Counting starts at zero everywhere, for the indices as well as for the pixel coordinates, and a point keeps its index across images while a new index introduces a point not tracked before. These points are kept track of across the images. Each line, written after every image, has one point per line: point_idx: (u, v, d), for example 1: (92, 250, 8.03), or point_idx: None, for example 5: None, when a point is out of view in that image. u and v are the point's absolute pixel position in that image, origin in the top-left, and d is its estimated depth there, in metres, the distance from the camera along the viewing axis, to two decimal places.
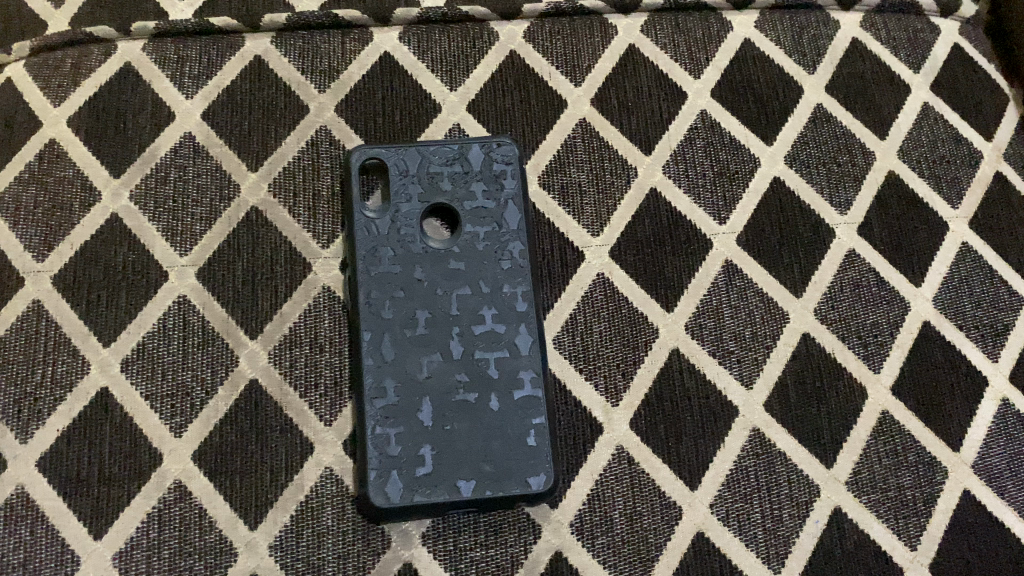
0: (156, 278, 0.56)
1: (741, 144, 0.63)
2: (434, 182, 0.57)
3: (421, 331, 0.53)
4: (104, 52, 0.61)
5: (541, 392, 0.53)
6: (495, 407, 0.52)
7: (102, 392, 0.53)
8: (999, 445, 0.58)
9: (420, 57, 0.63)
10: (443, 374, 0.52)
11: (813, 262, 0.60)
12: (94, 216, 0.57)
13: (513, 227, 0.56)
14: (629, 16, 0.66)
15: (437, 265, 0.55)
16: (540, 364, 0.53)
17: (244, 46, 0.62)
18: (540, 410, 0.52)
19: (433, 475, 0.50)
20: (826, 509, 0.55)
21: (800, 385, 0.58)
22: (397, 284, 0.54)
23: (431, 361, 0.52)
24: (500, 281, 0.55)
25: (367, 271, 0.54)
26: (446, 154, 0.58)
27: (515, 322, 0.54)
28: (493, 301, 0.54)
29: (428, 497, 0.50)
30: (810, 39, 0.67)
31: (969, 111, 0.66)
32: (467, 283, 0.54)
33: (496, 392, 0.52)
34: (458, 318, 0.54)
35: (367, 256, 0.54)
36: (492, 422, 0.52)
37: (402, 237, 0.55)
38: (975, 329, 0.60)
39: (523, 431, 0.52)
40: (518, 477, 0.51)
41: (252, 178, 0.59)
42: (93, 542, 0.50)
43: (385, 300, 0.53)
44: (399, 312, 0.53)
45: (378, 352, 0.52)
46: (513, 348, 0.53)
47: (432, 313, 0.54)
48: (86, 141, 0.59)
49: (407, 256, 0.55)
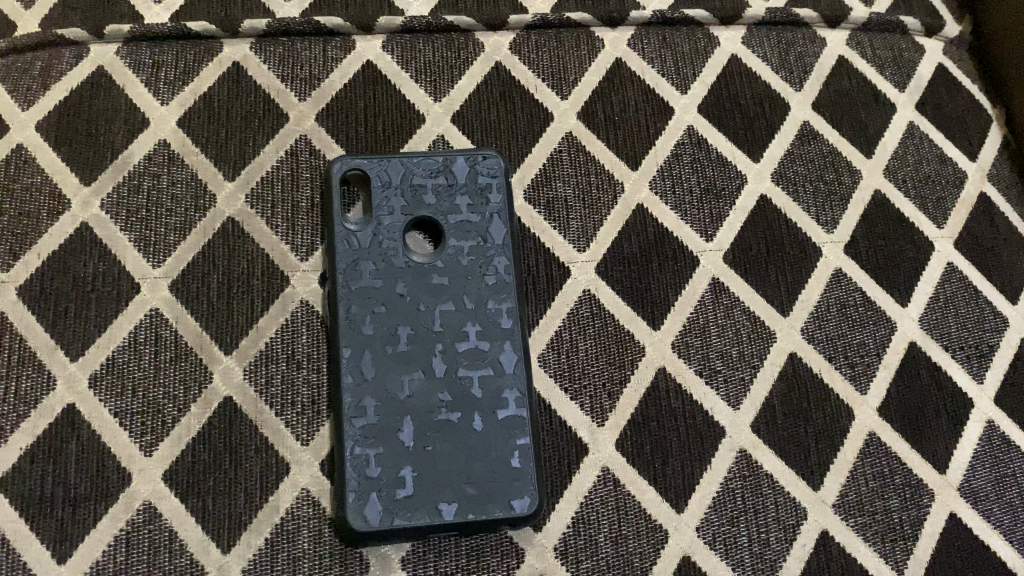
0: (128, 290, 0.54)
1: (728, 161, 0.63)
2: (418, 195, 0.55)
3: (403, 347, 0.51)
4: (76, 55, 0.59)
5: (525, 412, 0.51)
6: (478, 427, 0.51)
7: (68, 409, 0.51)
8: (985, 467, 0.57)
9: (405, 67, 0.62)
10: (425, 393, 0.51)
11: (800, 281, 0.60)
12: (63, 224, 0.55)
13: (498, 242, 0.55)
14: (616, 29, 0.65)
15: (420, 280, 0.53)
16: (525, 383, 0.52)
17: (222, 52, 0.60)
18: (524, 431, 0.51)
19: (413, 497, 0.49)
20: (813, 532, 0.54)
21: (787, 405, 0.57)
22: (378, 299, 0.52)
23: (413, 380, 0.51)
24: (485, 297, 0.53)
25: (347, 285, 0.52)
26: (430, 166, 0.56)
27: (500, 339, 0.53)
28: (478, 317, 0.53)
29: (408, 521, 0.48)
30: (797, 56, 0.66)
31: (953, 131, 0.66)
32: (451, 299, 0.53)
33: (479, 412, 0.51)
34: (441, 335, 0.52)
35: (347, 270, 0.53)
36: (475, 444, 0.50)
37: (384, 251, 0.53)
38: (961, 349, 0.60)
39: (507, 453, 0.50)
40: (501, 500, 0.49)
41: (229, 188, 0.57)
42: (55, 566, 0.48)
43: (366, 316, 0.52)
44: (380, 328, 0.52)
45: (358, 370, 0.51)
46: (497, 366, 0.52)
47: (414, 330, 0.52)
48: (55, 147, 0.57)
49: (388, 270, 0.53)
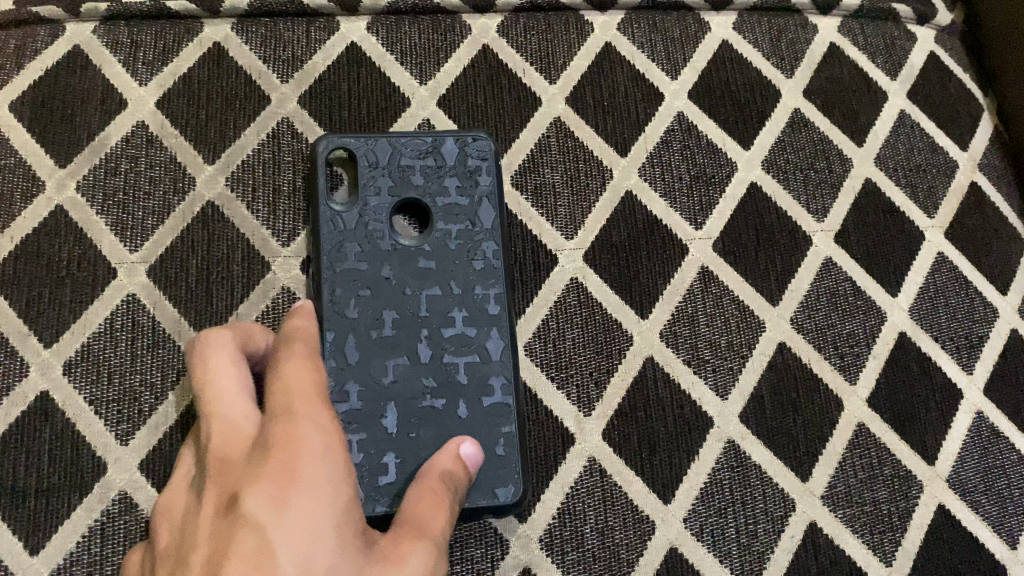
0: (104, 275, 0.52)
1: (718, 148, 0.62)
2: (406, 176, 0.54)
3: (388, 332, 0.50)
4: (51, 34, 0.58)
5: (511, 400, 0.50)
6: (462, 414, 0.50)
7: (42, 397, 0.50)
8: (974, 458, 0.57)
9: (390, 49, 0.60)
10: (410, 378, 0.50)
11: (790, 270, 0.59)
12: (37, 207, 0.53)
13: (487, 226, 0.54)
14: (605, 13, 0.64)
15: (406, 263, 0.52)
16: (512, 371, 0.51)
17: (202, 32, 0.59)
18: (509, 419, 0.50)
19: (395, 484, 0.48)
20: (802, 524, 0.53)
21: (776, 396, 0.56)
22: (364, 281, 0.51)
23: (396, 364, 0.50)
24: (472, 283, 0.52)
25: (331, 268, 0.51)
26: (418, 147, 0.55)
27: (487, 325, 0.52)
28: (464, 303, 0.52)
29: (390, 507, 0.47)
30: (788, 43, 0.66)
31: (945, 120, 0.66)
32: (437, 283, 0.52)
33: (464, 399, 0.50)
34: (427, 319, 0.51)
35: (332, 251, 0.51)
36: (459, 431, 0.49)
37: (370, 233, 0.52)
38: (951, 340, 0.60)
39: (491, 441, 0.49)
40: (484, 489, 0.49)
41: (209, 172, 0.56)
42: (28, 558, 0.47)
43: (350, 299, 0.50)
44: (364, 312, 0.50)
45: (341, 354, 0.49)
46: (484, 353, 0.51)
47: (399, 314, 0.51)
48: (29, 128, 0.55)
49: (374, 253, 0.52)
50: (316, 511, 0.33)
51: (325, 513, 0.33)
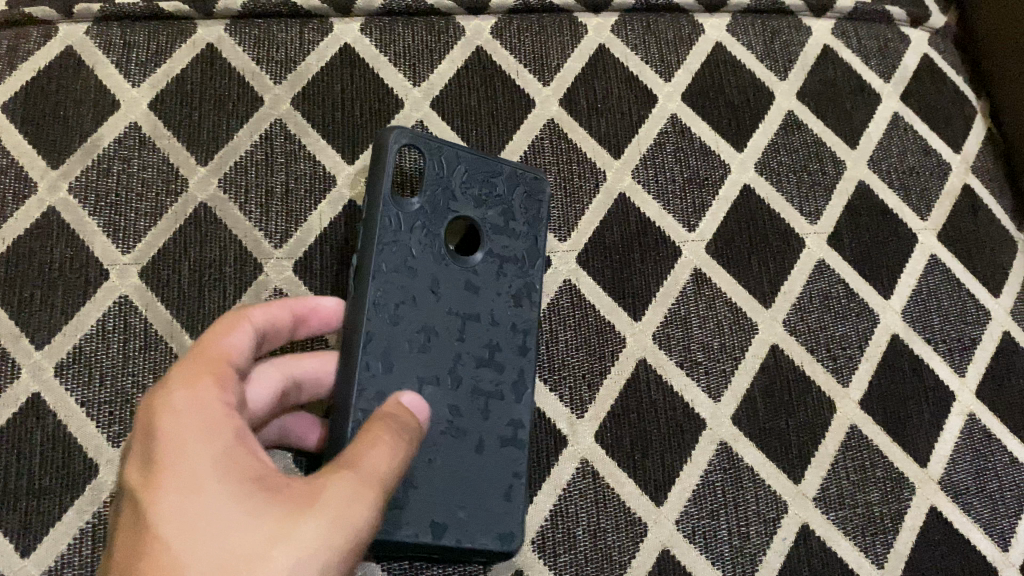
0: (96, 277, 0.52)
1: (711, 150, 0.62)
2: (468, 193, 0.47)
3: (426, 350, 0.43)
4: (43, 34, 0.57)
5: (524, 446, 0.46)
6: (479, 450, 0.44)
7: (33, 398, 0.49)
8: (966, 460, 0.57)
9: (383, 50, 0.60)
10: (435, 404, 0.43)
11: (782, 272, 0.59)
12: (29, 209, 0.53)
13: (534, 268, 0.48)
14: (599, 15, 0.64)
15: (453, 280, 0.45)
16: (528, 418, 0.46)
17: (196, 34, 0.59)
18: (521, 465, 0.45)
19: (403, 513, 0.41)
20: (794, 526, 0.53)
21: (769, 398, 0.56)
22: (411, 289, 0.43)
23: (426, 386, 0.43)
24: (510, 317, 0.46)
25: (381, 264, 0.43)
26: (487, 168, 0.48)
27: (518, 365, 0.46)
28: (501, 337, 0.46)
29: (392, 535, 0.40)
30: (782, 45, 0.66)
31: (938, 123, 0.66)
32: (478, 309, 0.45)
33: (484, 437, 0.44)
34: (464, 346, 0.44)
35: (384, 246, 0.43)
36: (476, 467, 0.43)
37: (424, 239, 0.44)
38: (943, 342, 0.60)
39: (502, 485, 0.44)
40: (491, 532, 0.43)
41: (202, 173, 0.56)
42: (19, 560, 0.46)
43: (394, 304, 0.43)
44: (406, 321, 0.43)
45: (375, 360, 0.41)
46: (509, 393, 0.46)
47: (439, 332, 0.44)
48: (22, 129, 0.55)
49: (424, 260, 0.44)
50: (185, 460, 0.30)
51: (196, 459, 0.30)
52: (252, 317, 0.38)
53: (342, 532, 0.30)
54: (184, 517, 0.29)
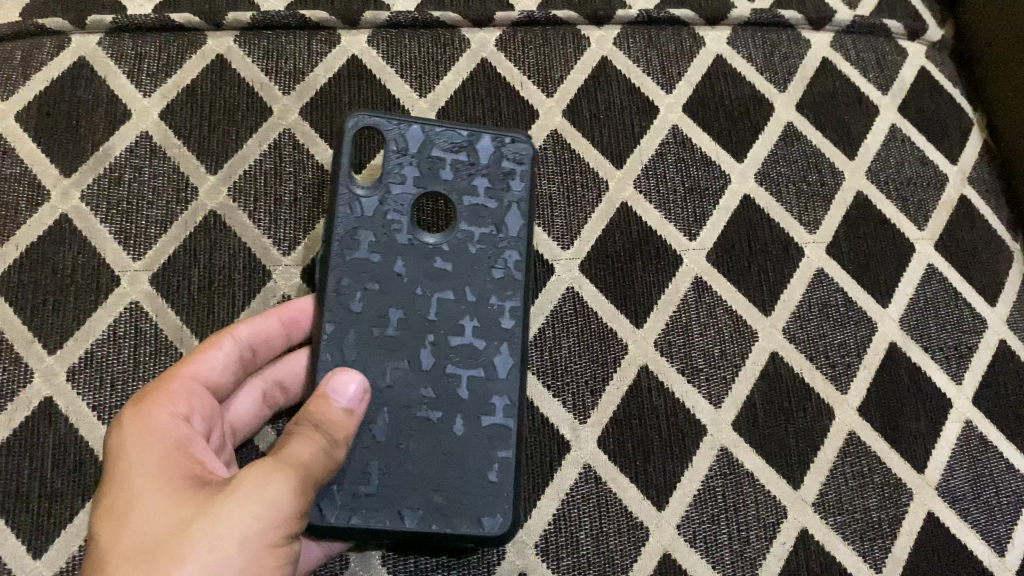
0: (107, 282, 0.53)
1: (712, 160, 0.63)
2: (434, 169, 0.48)
3: (392, 332, 0.45)
4: (57, 45, 0.59)
5: (512, 423, 0.46)
6: (459, 431, 0.45)
7: (46, 402, 0.50)
8: (963, 467, 0.58)
9: (390, 62, 0.62)
10: (407, 385, 0.45)
11: (781, 281, 0.60)
12: (42, 216, 0.54)
13: (513, 233, 0.48)
14: (602, 28, 0.65)
15: (422, 261, 0.46)
16: (518, 393, 0.46)
17: (206, 45, 0.60)
18: (508, 443, 0.45)
19: (377, 497, 0.43)
20: (793, 530, 0.54)
21: (769, 404, 0.57)
22: (374, 275, 0.46)
23: (395, 368, 0.45)
24: (488, 291, 0.47)
25: (342, 255, 0.46)
26: (453, 138, 0.48)
27: (498, 338, 0.47)
28: (477, 312, 0.47)
29: (366, 521, 0.43)
30: (781, 58, 0.67)
31: (935, 134, 0.67)
32: (451, 286, 0.46)
33: (463, 415, 0.45)
34: (434, 324, 0.46)
35: (344, 237, 0.46)
36: (455, 450, 0.44)
37: (388, 224, 0.47)
38: (940, 350, 0.61)
39: (485, 465, 0.45)
40: (472, 516, 0.44)
41: (211, 181, 0.57)
42: (31, 561, 0.47)
43: (357, 291, 0.45)
44: (371, 306, 0.45)
45: (339, 348, 0.45)
46: (489, 368, 0.46)
47: (406, 314, 0.46)
48: (35, 137, 0.56)
49: (389, 245, 0.46)
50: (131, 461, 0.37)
51: (141, 460, 0.37)
52: (236, 333, 0.47)
53: (260, 507, 0.35)
54: (126, 502, 0.35)
